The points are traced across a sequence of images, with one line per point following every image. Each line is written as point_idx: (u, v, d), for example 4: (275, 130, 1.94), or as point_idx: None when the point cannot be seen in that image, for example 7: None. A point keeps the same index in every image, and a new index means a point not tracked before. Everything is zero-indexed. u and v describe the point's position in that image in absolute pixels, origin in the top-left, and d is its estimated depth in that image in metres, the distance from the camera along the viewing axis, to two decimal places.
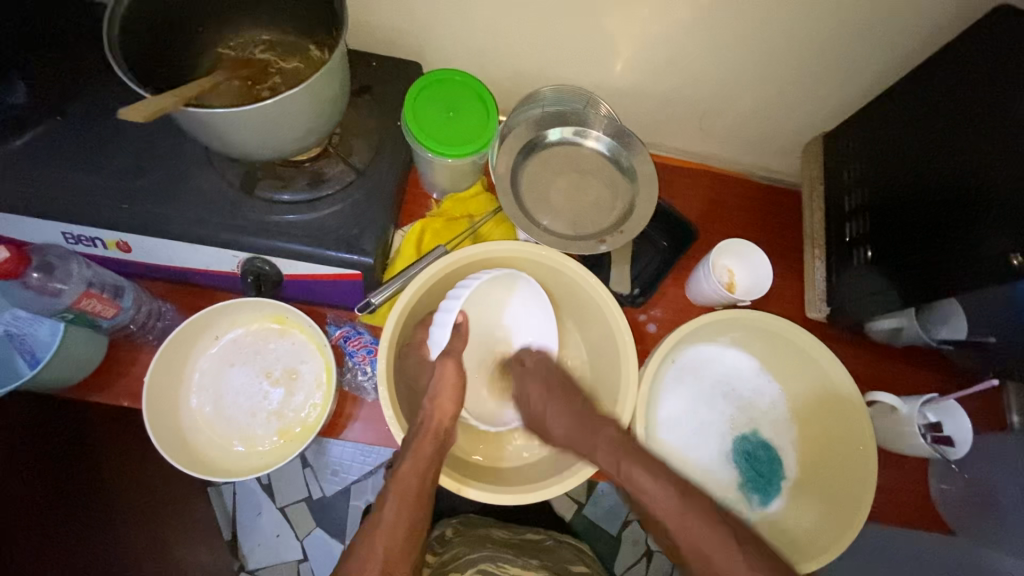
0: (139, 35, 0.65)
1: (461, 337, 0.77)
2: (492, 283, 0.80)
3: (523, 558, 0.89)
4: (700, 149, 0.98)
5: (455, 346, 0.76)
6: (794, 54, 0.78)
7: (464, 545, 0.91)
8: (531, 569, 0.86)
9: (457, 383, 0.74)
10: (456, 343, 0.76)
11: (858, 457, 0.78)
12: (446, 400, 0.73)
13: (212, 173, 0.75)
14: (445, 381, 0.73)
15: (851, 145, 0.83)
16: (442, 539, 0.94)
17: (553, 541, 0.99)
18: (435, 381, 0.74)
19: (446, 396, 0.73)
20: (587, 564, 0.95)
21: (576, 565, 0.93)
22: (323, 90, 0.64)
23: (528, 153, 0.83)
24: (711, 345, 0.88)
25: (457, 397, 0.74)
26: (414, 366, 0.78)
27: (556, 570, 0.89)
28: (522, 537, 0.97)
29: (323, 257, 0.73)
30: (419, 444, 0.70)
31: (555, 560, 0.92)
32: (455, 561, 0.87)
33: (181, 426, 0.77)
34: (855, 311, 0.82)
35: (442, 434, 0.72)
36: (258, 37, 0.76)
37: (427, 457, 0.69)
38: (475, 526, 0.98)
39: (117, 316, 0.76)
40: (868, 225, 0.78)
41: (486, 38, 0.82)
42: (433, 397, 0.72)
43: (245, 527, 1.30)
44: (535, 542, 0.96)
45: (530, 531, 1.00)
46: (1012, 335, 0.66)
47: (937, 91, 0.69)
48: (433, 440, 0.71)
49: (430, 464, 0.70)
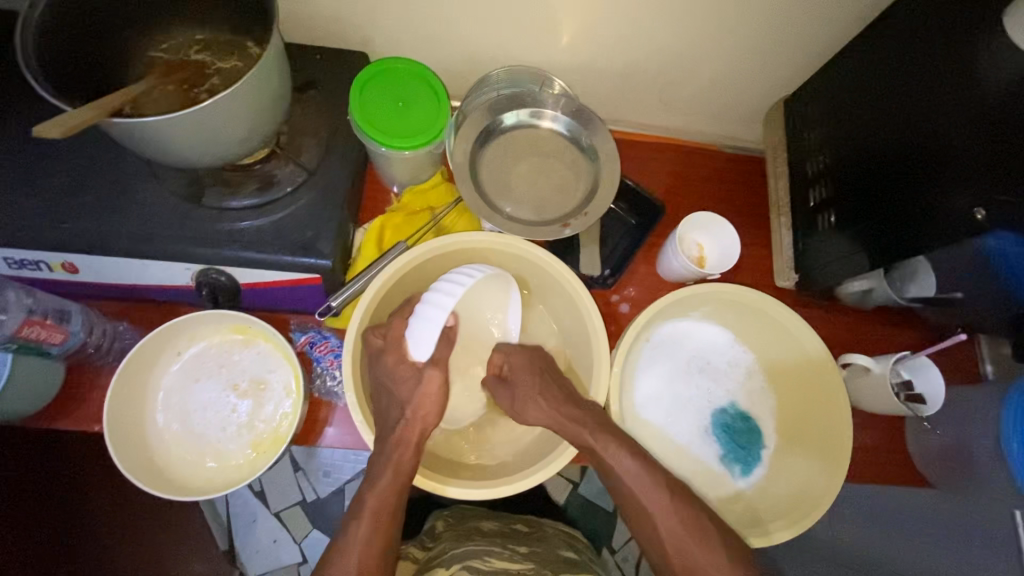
0: (58, 47, 0.61)
1: (448, 341, 0.72)
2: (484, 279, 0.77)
3: (510, 550, 0.87)
4: (663, 122, 0.96)
5: (441, 353, 0.70)
6: (750, 17, 0.76)
7: (452, 540, 0.90)
8: (518, 562, 0.84)
9: (444, 395, 0.70)
10: (444, 350, 0.71)
11: (834, 421, 0.79)
12: (427, 410, 0.70)
13: (156, 184, 0.71)
14: (428, 392, 0.69)
15: (813, 106, 0.82)
16: (432, 533, 0.95)
17: (545, 528, 0.98)
18: (414, 394, 0.69)
19: (429, 406, 0.70)
20: (577, 550, 0.94)
21: (566, 551, 0.92)
22: (261, 90, 0.61)
23: (486, 139, 0.80)
24: (683, 320, 0.88)
25: (439, 408, 0.70)
26: (389, 372, 0.70)
27: (545, 559, 0.88)
28: (511, 528, 0.97)
29: (280, 264, 0.71)
30: (390, 455, 0.68)
31: (546, 547, 0.91)
32: (441, 556, 0.86)
33: (148, 447, 0.75)
34: (821, 278, 0.82)
35: (417, 445, 0.69)
36: (193, 38, 0.72)
37: (396, 469, 0.68)
38: (466, 519, 0.97)
39: (66, 341, 0.73)
40: (831, 190, 0.78)
41: (430, 22, 0.79)
42: (414, 407, 0.69)
43: (241, 535, 1.29)
44: (525, 532, 0.96)
45: (521, 523, 0.99)
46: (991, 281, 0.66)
47: (893, 45, 0.67)
48: (408, 451, 0.69)
49: (404, 477, 0.68)
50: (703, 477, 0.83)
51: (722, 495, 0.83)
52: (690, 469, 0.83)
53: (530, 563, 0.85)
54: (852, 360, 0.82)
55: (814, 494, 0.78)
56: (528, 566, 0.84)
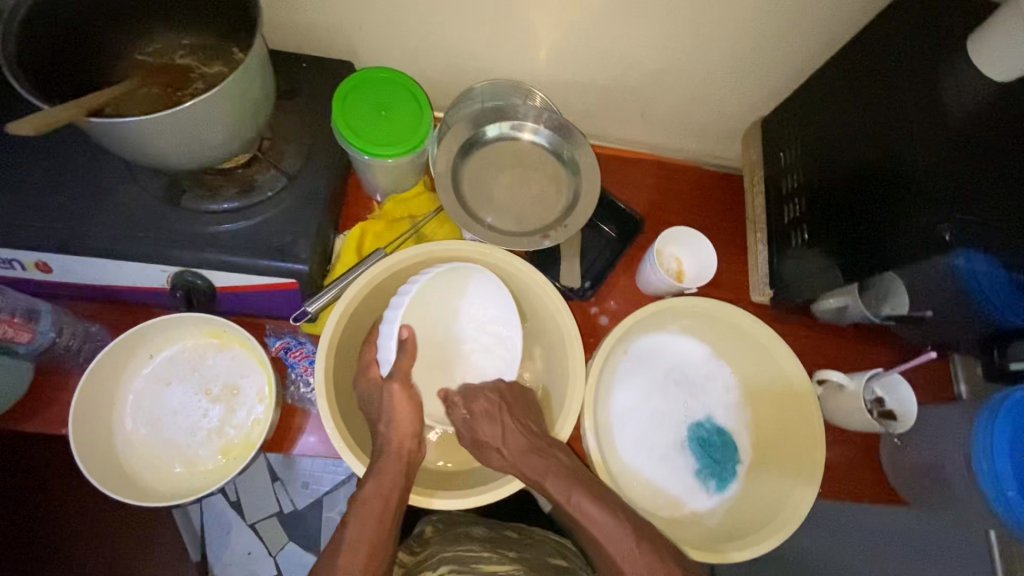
0: (42, 48, 0.61)
1: (408, 353, 0.70)
2: (442, 282, 0.77)
3: (499, 554, 0.86)
4: (645, 139, 0.98)
5: (402, 364, 0.70)
6: (727, 39, 0.78)
7: (439, 544, 0.89)
8: (507, 563, 0.84)
9: (413, 401, 0.69)
10: (404, 360, 0.70)
11: (810, 435, 0.79)
12: (404, 421, 0.69)
13: (134, 186, 0.71)
14: (397, 402, 0.68)
15: (787, 126, 0.84)
16: (421, 537, 0.94)
17: (536, 535, 0.96)
18: (387, 408, 0.69)
19: (404, 416, 0.69)
20: (565, 557, 0.91)
21: (555, 559, 0.90)
22: (244, 93, 0.61)
23: (467, 151, 0.81)
24: (661, 333, 0.88)
25: (416, 417, 0.69)
26: (366, 388, 0.71)
27: (534, 566, 0.86)
28: (500, 534, 0.94)
29: (257, 268, 0.71)
30: (383, 467, 0.67)
31: (535, 554, 0.89)
32: (429, 561, 0.86)
33: (115, 451, 0.74)
34: (796, 291, 0.83)
35: (409, 454, 0.68)
36: (178, 42, 0.72)
37: (392, 481, 0.66)
38: (455, 525, 0.95)
39: (35, 340, 0.73)
40: (803, 207, 0.79)
41: (416, 35, 0.80)
42: (388, 420, 0.68)
43: (214, 547, 1.25)
44: (515, 539, 0.93)
45: (512, 530, 0.96)
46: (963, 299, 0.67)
47: (860, 70, 0.69)
48: (401, 462, 0.67)
49: (396, 484, 0.66)
50: (677, 491, 0.83)
51: (696, 510, 0.83)
52: (664, 483, 0.83)
53: (519, 564, 0.84)
54: (828, 376, 0.82)
55: (784, 511, 0.78)
56: (517, 569, 0.82)
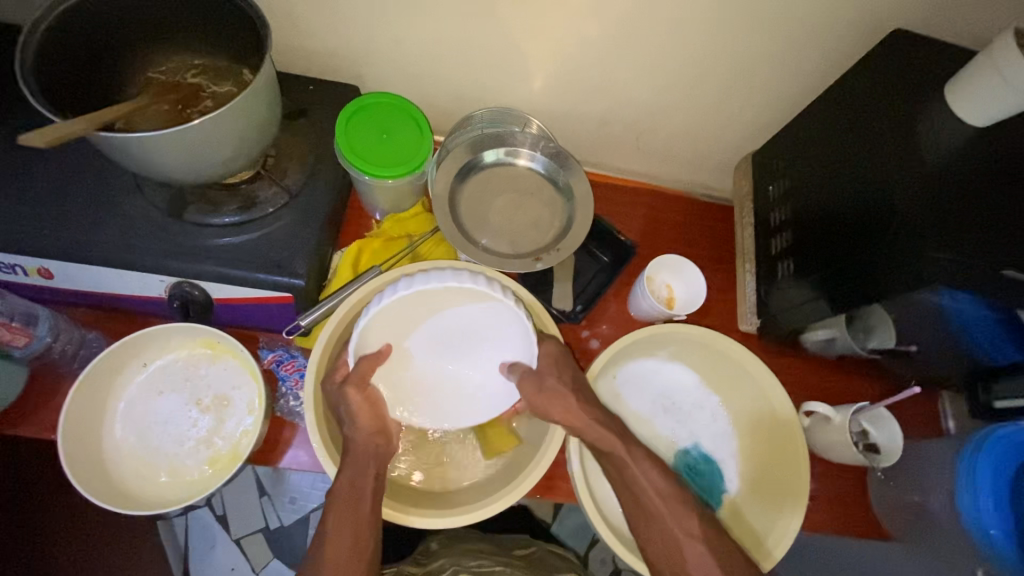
0: (57, 64, 0.64)
1: (365, 362, 0.71)
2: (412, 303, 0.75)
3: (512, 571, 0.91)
4: (639, 168, 1.00)
5: (359, 370, 0.71)
6: (719, 76, 0.80)
7: (452, 559, 0.92)
8: None
9: (371, 400, 0.72)
10: (362, 367, 0.71)
11: (794, 462, 0.81)
12: (364, 420, 0.70)
13: (139, 198, 0.73)
14: (358, 404, 0.70)
15: (776, 161, 0.86)
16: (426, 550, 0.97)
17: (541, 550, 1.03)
18: (350, 408, 0.69)
19: (365, 412, 0.71)
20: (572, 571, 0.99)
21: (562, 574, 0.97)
22: (250, 113, 0.64)
23: (465, 175, 0.83)
24: (649, 360, 0.89)
25: (375, 413, 0.72)
26: (332, 393, 0.71)
27: None
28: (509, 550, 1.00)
29: (254, 281, 0.72)
30: (352, 463, 0.69)
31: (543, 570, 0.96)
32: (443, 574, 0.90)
33: (102, 457, 0.74)
34: (784, 322, 0.84)
35: (378, 447, 0.71)
36: (190, 62, 0.75)
37: (364, 471, 0.69)
38: (461, 539, 0.99)
39: (30, 344, 0.74)
40: (790, 240, 0.81)
41: (419, 63, 0.83)
42: (351, 420, 0.70)
43: (198, 561, 1.24)
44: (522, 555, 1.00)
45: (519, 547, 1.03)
46: (942, 336, 0.68)
47: (841, 111, 0.72)
48: (370, 456, 0.70)
49: (368, 478, 0.69)
50: None
51: None
52: None
53: None
54: (813, 408, 0.82)
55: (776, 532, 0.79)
56: None
